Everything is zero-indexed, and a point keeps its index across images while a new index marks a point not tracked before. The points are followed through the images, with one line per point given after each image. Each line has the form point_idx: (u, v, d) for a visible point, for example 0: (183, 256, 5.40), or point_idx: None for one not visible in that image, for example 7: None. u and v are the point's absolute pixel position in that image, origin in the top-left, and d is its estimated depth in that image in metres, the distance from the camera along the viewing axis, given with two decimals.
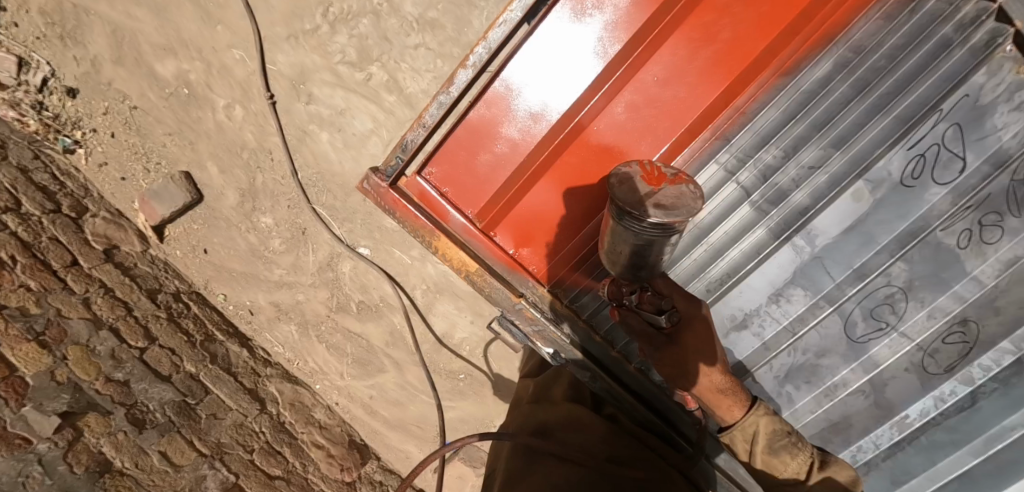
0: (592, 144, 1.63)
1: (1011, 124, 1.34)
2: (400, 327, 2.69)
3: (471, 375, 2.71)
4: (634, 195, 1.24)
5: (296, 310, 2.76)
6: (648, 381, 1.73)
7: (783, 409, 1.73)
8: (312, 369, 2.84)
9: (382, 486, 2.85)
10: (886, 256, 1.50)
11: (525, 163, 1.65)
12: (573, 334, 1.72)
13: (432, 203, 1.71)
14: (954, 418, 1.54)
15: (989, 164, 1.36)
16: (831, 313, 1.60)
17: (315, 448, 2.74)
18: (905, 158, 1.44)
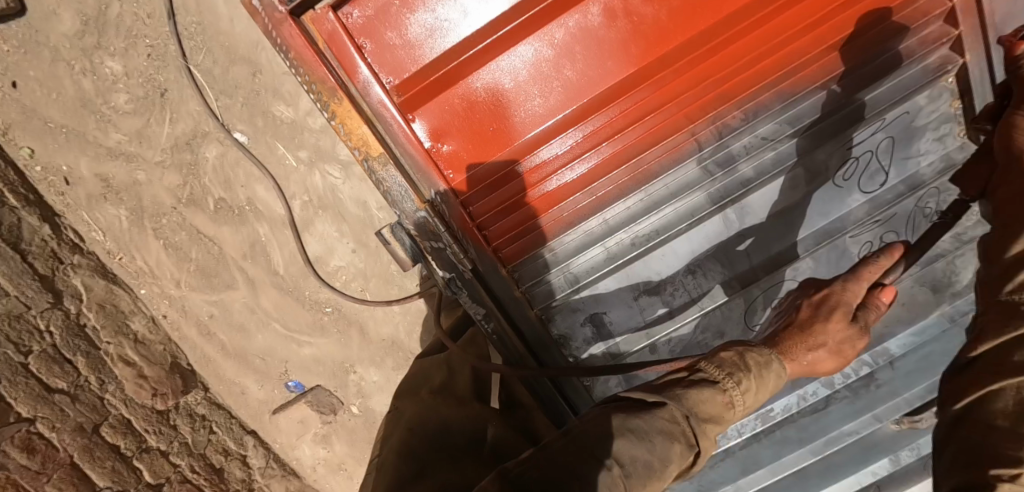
0: (581, 33, 1.18)
1: (931, 153, 1.36)
2: (264, 240, 2.24)
3: (339, 310, 2.34)
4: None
5: (131, 192, 2.18)
6: (546, 333, 1.38)
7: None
8: (139, 270, 2.27)
9: (204, 422, 2.36)
10: (801, 249, 1.38)
11: (487, 30, 1.13)
12: (477, 259, 1.30)
13: (339, 47, 1.11)
14: (807, 418, 1.65)
15: (905, 184, 1.37)
16: (737, 297, 1.40)
17: (122, 364, 2.18)
18: (844, 157, 1.35)
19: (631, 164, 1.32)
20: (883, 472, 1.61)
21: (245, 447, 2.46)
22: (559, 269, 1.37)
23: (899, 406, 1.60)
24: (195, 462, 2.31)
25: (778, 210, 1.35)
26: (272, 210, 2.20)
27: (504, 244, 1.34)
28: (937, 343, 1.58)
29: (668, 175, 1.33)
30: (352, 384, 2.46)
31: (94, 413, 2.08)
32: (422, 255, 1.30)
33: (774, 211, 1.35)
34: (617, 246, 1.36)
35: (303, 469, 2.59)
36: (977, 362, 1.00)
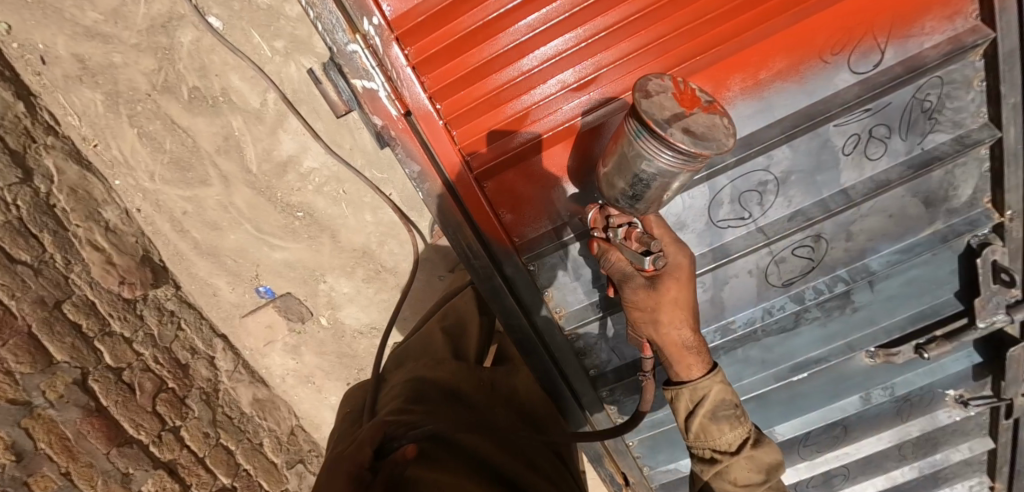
0: None
1: (937, 33, 1.21)
2: (238, 135, 2.19)
3: (311, 215, 2.30)
4: (661, 112, 0.91)
5: (107, 76, 2.13)
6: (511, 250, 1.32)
7: None
8: (115, 159, 2.25)
9: (173, 318, 2.34)
10: (779, 129, 1.25)
11: None
12: (410, 104, 1.18)
13: None
14: (773, 339, 1.51)
15: (904, 68, 1.23)
16: (702, 183, 1.29)
17: (90, 248, 2.15)
18: (835, 27, 1.18)
19: (603, 7, 1.13)
20: (851, 410, 1.65)
21: (213, 349, 2.45)
22: (499, 134, 1.22)
23: (877, 335, 1.53)
24: (160, 353, 2.25)
25: (753, 79, 1.21)
26: (247, 103, 2.14)
27: (442, 96, 1.19)
28: (927, 268, 1.45)
29: (648, 25, 1.16)
30: (322, 294, 2.43)
31: (57, 289, 2.03)
32: (354, 97, 1.19)
33: (749, 79, 1.21)
34: (566, 110, 1.21)
35: (273, 379, 2.58)
36: (727, 367, 1.17)
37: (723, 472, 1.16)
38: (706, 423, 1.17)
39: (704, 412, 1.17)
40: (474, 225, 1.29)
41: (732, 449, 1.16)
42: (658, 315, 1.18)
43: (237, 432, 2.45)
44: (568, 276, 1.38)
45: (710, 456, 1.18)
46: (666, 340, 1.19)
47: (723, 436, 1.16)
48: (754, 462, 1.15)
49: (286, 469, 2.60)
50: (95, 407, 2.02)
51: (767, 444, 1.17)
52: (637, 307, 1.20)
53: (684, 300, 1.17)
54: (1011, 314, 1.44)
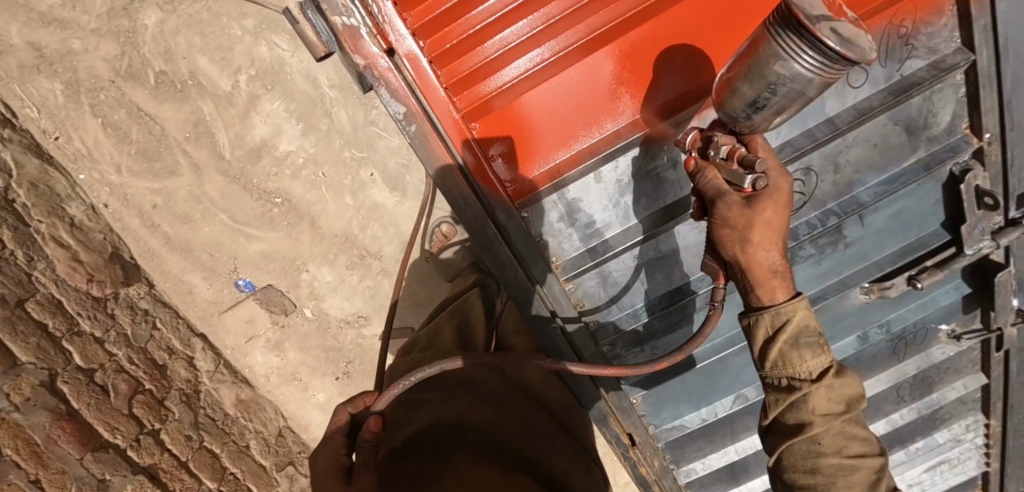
0: None
1: None
2: (209, 120, 2.13)
3: (289, 201, 2.23)
4: (812, 10, 0.91)
5: (66, 64, 2.04)
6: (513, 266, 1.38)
7: (615, 227, 1.37)
8: (78, 152, 2.14)
9: (146, 317, 2.22)
10: None
11: None
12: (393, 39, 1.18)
13: None
14: None
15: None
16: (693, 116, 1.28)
17: (54, 244, 2.05)
18: None
19: None
20: (850, 351, 1.66)
21: (192, 349, 2.33)
22: (485, 71, 1.22)
23: (868, 271, 1.55)
24: (134, 354, 2.13)
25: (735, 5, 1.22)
26: (216, 86, 2.08)
27: (425, 33, 1.19)
28: (912, 200, 1.48)
29: None
30: (304, 284, 2.34)
31: (19, 287, 1.92)
32: (334, 37, 1.18)
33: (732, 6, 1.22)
34: (551, 44, 1.22)
35: (256, 378, 2.46)
36: (788, 345, 1.10)
37: (800, 403, 1.09)
38: (788, 350, 1.09)
39: (786, 333, 1.09)
40: (463, 169, 1.27)
41: (812, 377, 1.09)
42: (750, 234, 1.09)
43: (221, 434, 2.32)
44: (562, 222, 1.35)
45: (788, 383, 1.11)
46: (752, 260, 1.11)
47: (802, 364, 1.10)
48: (834, 392, 1.08)
49: (276, 473, 2.47)
50: (65, 410, 1.90)
51: (848, 376, 1.10)
52: (727, 224, 1.11)
53: (779, 223, 1.10)
54: (996, 240, 1.48)
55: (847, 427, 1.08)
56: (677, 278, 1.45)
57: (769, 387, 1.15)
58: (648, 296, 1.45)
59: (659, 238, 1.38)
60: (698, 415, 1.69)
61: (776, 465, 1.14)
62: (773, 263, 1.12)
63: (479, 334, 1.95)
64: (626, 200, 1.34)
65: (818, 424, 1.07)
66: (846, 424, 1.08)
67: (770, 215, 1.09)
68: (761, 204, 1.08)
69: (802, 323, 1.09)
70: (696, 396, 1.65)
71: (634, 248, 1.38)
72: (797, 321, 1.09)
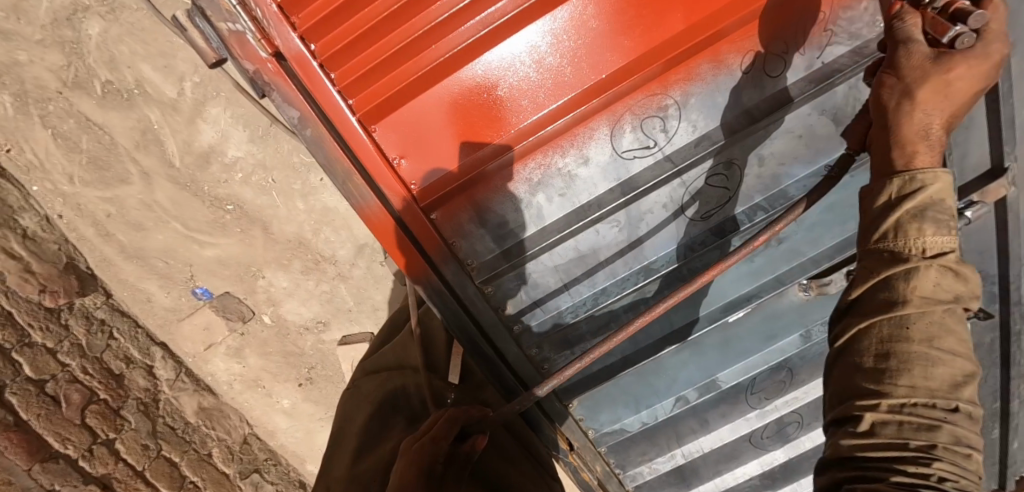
0: None
1: None
2: (157, 128, 2.13)
3: (241, 207, 2.22)
4: None
5: (13, 75, 2.05)
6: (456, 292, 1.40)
7: (530, 227, 1.35)
8: (30, 163, 2.16)
9: (103, 327, 2.24)
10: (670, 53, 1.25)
11: None
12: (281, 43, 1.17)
13: None
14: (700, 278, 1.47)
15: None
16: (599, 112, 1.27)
17: (6, 257, 2.08)
18: None
19: None
20: (792, 350, 1.61)
21: (151, 358, 2.34)
22: (378, 72, 1.20)
23: (805, 266, 1.50)
24: (88, 363, 2.17)
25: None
26: (162, 93, 2.08)
27: (315, 36, 1.18)
28: (845, 192, 1.42)
29: None
30: (261, 290, 2.35)
31: None
32: (223, 44, 1.17)
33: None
34: (444, 43, 1.20)
35: (219, 386, 2.46)
36: (909, 216, 0.93)
37: (899, 281, 0.92)
38: (916, 212, 0.92)
39: (914, 200, 0.92)
40: (364, 171, 1.27)
41: (943, 251, 0.92)
42: (919, 88, 0.94)
43: (181, 442, 2.35)
44: (472, 223, 1.34)
45: (892, 255, 0.94)
46: (912, 123, 0.95)
47: (921, 239, 0.92)
48: (944, 278, 0.90)
49: (240, 480, 2.47)
50: (13, 421, 2.00)
51: (966, 268, 0.93)
52: (899, 73, 0.97)
53: (966, 87, 0.95)
54: None
55: (949, 318, 0.89)
56: (601, 279, 1.42)
57: (866, 249, 0.99)
58: (572, 298, 1.43)
59: (576, 238, 1.36)
60: (638, 419, 1.65)
61: (843, 348, 0.95)
62: (933, 132, 0.97)
63: (440, 355, 1.83)
64: (538, 199, 1.33)
65: (912, 306, 0.89)
66: (946, 317, 0.89)
67: (963, 74, 0.93)
68: (948, 61, 0.93)
69: (942, 195, 0.93)
70: (635, 398, 1.62)
71: (550, 249, 1.36)
72: (932, 198, 0.92)
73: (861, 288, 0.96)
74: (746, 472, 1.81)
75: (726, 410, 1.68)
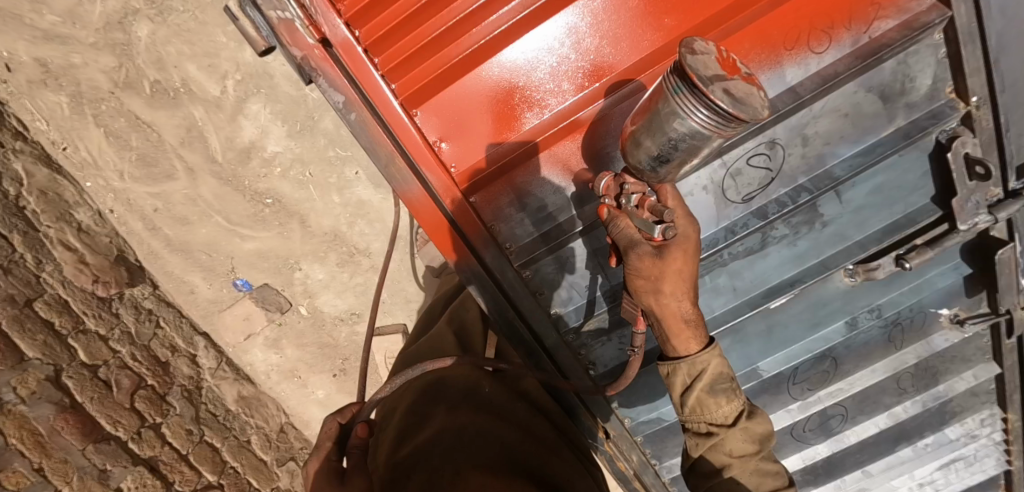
0: None
1: None
2: (201, 125, 2.21)
3: (280, 201, 2.28)
4: (706, 70, 0.86)
5: (69, 77, 2.15)
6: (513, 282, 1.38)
7: (569, 210, 1.34)
8: (83, 161, 2.26)
9: (150, 316, 2.32)
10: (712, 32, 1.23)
11: None
12: (328, 30, 1.19)
13: None
14: (741, 262, 1.43)
15: None
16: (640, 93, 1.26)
17: (62, 248, 2.16)
18: None
19: None
20: (837, 338, 1.57)
21: (195, 347, 2.41)
22: (421, 56, 1.21)
23: (851, 251, 1.45)
24: (138, 350, 2.24)
25: None
26: (206, 92, 2.16)
27: (359, 22, 1.21)
28: (893, 173, 1.38)
29: None
30: (298, 282, 2.40)
31: (28, 288, 2.03)
32: (272, 32, 1.19)
33: None
34: (485, 25, 1.20)
35: (258, 375, 2.52)
36: (703, 392, 1.15)
37: (720, 446, 1.17)
38: (705, 397, 1.15)
39: (700, 382, 1.15)
40: (406, 155, 1.28)
41: (728, 420, 1.16)
42: (662, 285, 1.13)
43: (222, 429, 2.41)
44: (512, 208, 1.33)
45: (706, 428, 1.18)
46: (666, 311, 1.16)
47: (717, 410, 1.16)
48: (747, 433, 1.15)
49: (277, 467, 2.54)
50: (69, 403, 2.03)
51: (758, 415, 1.17)
52: (640, 274, 1.14)
53: (688, 273, 1.13)
54: (993, 213, 1.37)
55: (760, 465, 1.15)
56: None
57: (691, 432, 1.21)
58: (610, 283, 1.41)
59: None
60: None
61: (693, 466, 1.22)
62: (683, 313, 1.16)
63: (477, 344, 1.86)
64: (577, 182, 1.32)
65: (737, 461, 1.15)
66: (761, 462, 1.16)
67: (681, 265, 1.11)
68: (670, 253, 1.10)
69: (715, 374, 1.15)
70: (673, 386, 1.59)
71: (590, 232, 1.35)
72: (707, 373, 1.15)
73: (682, 410, 1.18)
74: (787, 467, 1.75)
75: (767, 401, 1.64)
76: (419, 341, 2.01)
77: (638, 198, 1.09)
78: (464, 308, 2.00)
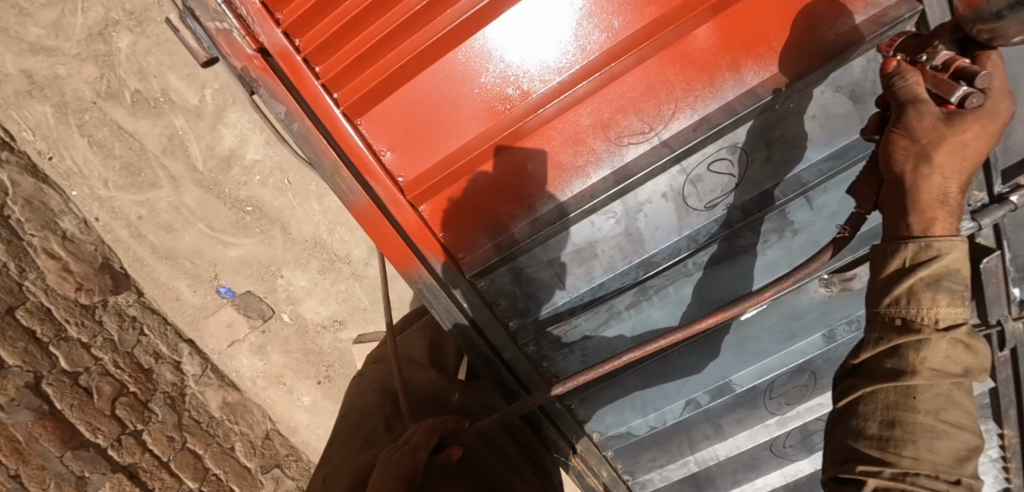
0: None
1: None
2: (182, 134, 2.21)
3: (261, 208, 2.28)
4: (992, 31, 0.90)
5: (54, 88, 2.18)
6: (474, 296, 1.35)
7: (521, 220, 1.30)
8: (70, 170, 2.29)
9: (134, 323, 2.34)
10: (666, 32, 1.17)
11: None
12: (267, 40, 1.17)
13: None
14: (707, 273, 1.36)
15: None
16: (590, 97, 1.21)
17: (46, 256, 2.19)
18: None
19: None
20: (815, 352, 1.48)
21: (180, 353, 2.43)
22: (361, 64, 1.18)
23: (825, 260, 1.38)
24: (121, 357, 2.25)
25: None
26: (186, 100, 2.17)
27: (299, 31, 1.18)
28: None
29: None
30: (281, 289, 2.40)
31: (10, 295, 2.06)
32: (212, 42, 1.17)
33: None
34: (426, 31, 1.17)
35: (243, 382, 2.53)
36: (923, 284, 0.90)
37: (909, 355, 0.90)
38: (917, 294, 0.90)
39: (926, 268, 0.90)
40: (351, 164, 1.23)
41: (938, 322, 0.90)
42: (934, 150, 0.90)
43: (206, 436, 2.41)
44: (463, 217, 1.30)
45: (904, 323, 0.92)
46: (930, 185, 0.91)
47: (932, 309, 0.90)
48: (953, 350, 0.89)
49: (261, 474, 2.53)
50: (49, 409, 2.04)
51: (976, 338, 0.91)
52: (900, 126, 0.93)
53: (991, 134, 0.90)
54: (976, 220, 1.30)
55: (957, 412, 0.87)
56: (598, 273, 1.35)
57: (873, 327, 0.96)
58: (569, 294, 1.37)
59: (570, 230, 1.30)
60: (646, 422, 1.57)
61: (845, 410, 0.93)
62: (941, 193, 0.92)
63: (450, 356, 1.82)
64: (528, 190, 1.28)
65: (923, 378, 0.88)
66: (954, 389, 0.88)
67: (971, 138, 0.89)
68: (963, 121, 0.88)
69: (949, 262, 0.91)
70: (641, 398, 1.54)
71: (545, 243, 1.30)
72: (940, 273, 0.90)
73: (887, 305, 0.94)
74: (768, 483, 1.68)
75: (742, 415, 1.57)
76: (397, 342, 1.99)
77: (949, 53, 0.88)
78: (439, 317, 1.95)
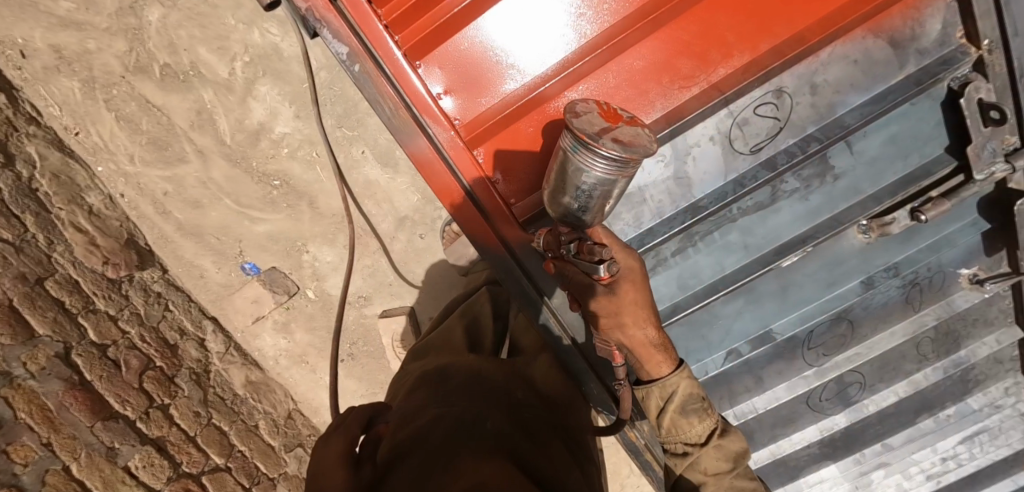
0: None
1: None
2: (210, 108, 2.23)
3: (288, 182, 2.29)
4: (591, 127, 1.01)
5: (83, 62, 2.19)
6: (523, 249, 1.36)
7: None
8: (97, 145, 2.29)
9: (160, 299, 2.33)
10: None
11: None
12: None
13: None
14: (752, 218, 1.40)
15: None
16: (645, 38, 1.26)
17: (73, 229, 2.18)
18: None
19: None
20: (852, 299, 1.51)
21: (203, 331, 2.43)
22: (424, 5, 1.22)
23: (865, 205, 1.41)
24: (147, 332, 2.25)
25: None
26: (216, 74, 2.18)
27: None
28: (906, 122, 1.35)
29: None
30: (307, 265, 2.40)
31: (39, 266, 2.05)
32: None
33: None
34: None
35: (266, 361, 2.52)
36: (676, 413, 1.31)
37: (696, 464, 1.33)
38: (677, 417, 1.31)
39: (670, 408, 1.31)
40: (410, 105, 1.27)
41: (700, 440, 1.31)
42: (621, 318, 1.24)
43: (231, 413, 2.40)
44: (518, 161, 1.33)
45: (683, 450, 1.34)
46: (634, 339, 1.27)
47: (690, 431, 1.31)
48: (720, 452, 1.30)
49: (284, 452, 2.52)
50: (79, 381, 2.02)
51: (729, 435, 1.32)
52: (600, 313, 1.26)
53: (643, 300, 1.23)
54: (1010, 162, 1.31)
55: (734, 479, 1.30)
56: (646, 218, 1.38)
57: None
58: (617, 239, 1.39)
59: None
60: None
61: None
62: (649, 340, 1.28)
63: (488, 338, 1.84)
64: None
65: (708, 484, 1.31)
66: (732, 478, 1.31)
67: (634, 295, 1.22)
68: (619, 287, 1.20)
69: (685, 396, 1.30)
70: (684, 349, 1.55)
71: None
72: (678, 395, 1.30)
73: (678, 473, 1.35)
74: (803, 439, 1.69)
75: (782, 366, 1.60)
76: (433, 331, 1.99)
77: (575, 245, 1.13)
78: (478, 304, 1.97)
